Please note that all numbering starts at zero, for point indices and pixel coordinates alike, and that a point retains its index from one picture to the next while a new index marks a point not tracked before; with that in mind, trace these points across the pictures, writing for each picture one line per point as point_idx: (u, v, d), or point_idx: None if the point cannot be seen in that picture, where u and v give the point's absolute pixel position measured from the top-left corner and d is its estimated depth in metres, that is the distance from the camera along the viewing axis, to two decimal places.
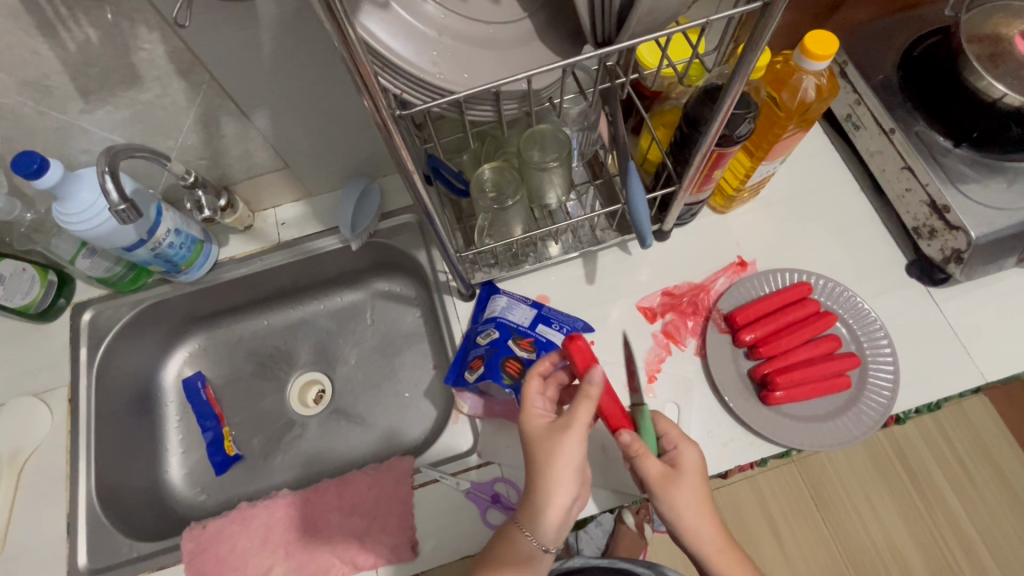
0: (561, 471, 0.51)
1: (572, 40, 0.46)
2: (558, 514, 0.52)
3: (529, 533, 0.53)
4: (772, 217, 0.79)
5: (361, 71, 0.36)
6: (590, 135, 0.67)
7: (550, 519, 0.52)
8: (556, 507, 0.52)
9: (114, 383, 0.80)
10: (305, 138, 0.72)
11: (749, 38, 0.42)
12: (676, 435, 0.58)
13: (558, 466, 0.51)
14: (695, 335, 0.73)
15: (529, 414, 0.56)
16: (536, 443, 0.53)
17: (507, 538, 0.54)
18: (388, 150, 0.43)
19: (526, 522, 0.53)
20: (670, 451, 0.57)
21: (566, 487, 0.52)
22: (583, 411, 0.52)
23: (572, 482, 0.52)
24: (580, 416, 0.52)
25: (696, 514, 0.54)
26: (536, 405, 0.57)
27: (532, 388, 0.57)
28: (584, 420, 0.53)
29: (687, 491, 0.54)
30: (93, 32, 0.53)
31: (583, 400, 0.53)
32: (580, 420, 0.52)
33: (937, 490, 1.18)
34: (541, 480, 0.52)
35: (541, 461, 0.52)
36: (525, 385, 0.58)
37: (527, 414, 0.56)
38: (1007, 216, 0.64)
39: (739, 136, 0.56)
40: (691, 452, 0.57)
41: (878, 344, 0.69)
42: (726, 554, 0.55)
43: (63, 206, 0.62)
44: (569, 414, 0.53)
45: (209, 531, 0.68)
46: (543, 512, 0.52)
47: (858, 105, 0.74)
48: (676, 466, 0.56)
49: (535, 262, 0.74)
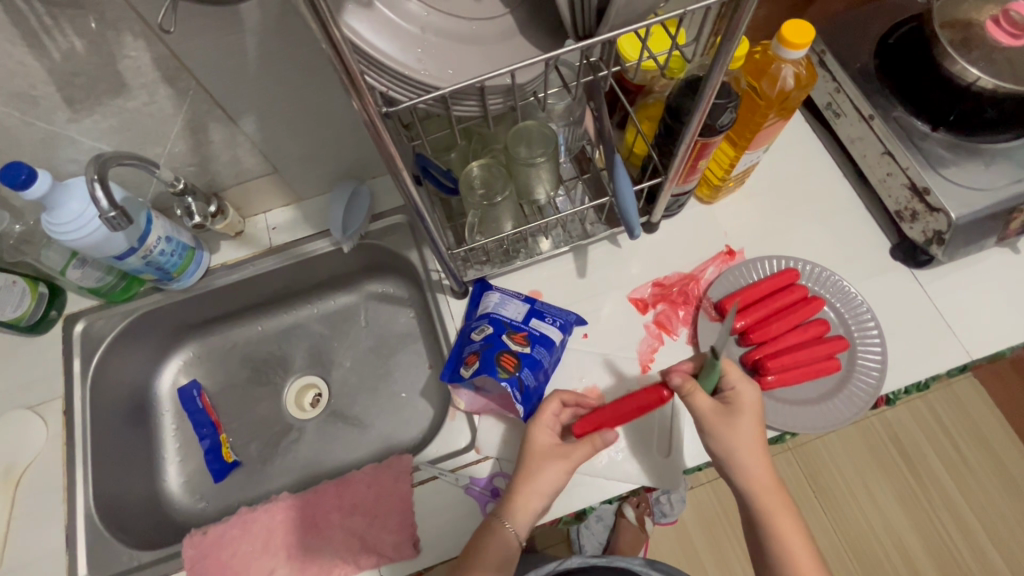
0: (543, 486, 0.58)
1: (554, 34, 0.46)
2: (533, 515, 0.57)
3: (501, 527, 0.57)
4: (758, 206, 0.80)
5: (348, 71, 0.36)
6: (576, 130, 0.69)
7: (525, 516, 0.57)
8: (531, 509, 0.57)
9: (108, 394, 0.80)
10: (293, 141, 0.73)
11: (725, 30, 0.43)
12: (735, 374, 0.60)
13: (546, 480, 0.58)
14: (687, 325, 0.73)
15: (534, 430, 0.61)
16: (537, 451, 0.59)
17: (483, 532, 0.57)
18: (377, 148, 0.44)
19: (502, 516, 0.57)
20: (728, 391, 0.60)
21: (541, 490, 0.58)
22: (583, 453, 0.59)
23: (548, 491, 0.58)
24: (579, 454, 0.59)
25: (748, 451, 0.57)
26: (549, 426, 0.62)
27: (551, 407, 0.62)
28: (580, 459, 0.59)
29: (740, 428, 0.57)
30: (79, 41, 0.53)
31: (587, 445, 0.60)
32: (577, 457, 0.59)
33: (934, 475, 1.19)
34: (526, 480, 0.58)
35: (535, 468, 0.58)
36: (544, 402, 0.63)
37: (534, 425, 0.61)
38: (986, 197, 0.65)
39: (721, 126, 0.57)
40: (750, 390, 0.59)
41: (865, 326, 0.70)
42: (772, 489, 0.57)
43: (52, 216, 0.62)
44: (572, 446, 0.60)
45: (209, 537, 0.68)
46: (522, 511, 0.57)
47: (837, 93, 0.76)
48: (732, 406, 0.58)
49: (526, 257, 0.75)
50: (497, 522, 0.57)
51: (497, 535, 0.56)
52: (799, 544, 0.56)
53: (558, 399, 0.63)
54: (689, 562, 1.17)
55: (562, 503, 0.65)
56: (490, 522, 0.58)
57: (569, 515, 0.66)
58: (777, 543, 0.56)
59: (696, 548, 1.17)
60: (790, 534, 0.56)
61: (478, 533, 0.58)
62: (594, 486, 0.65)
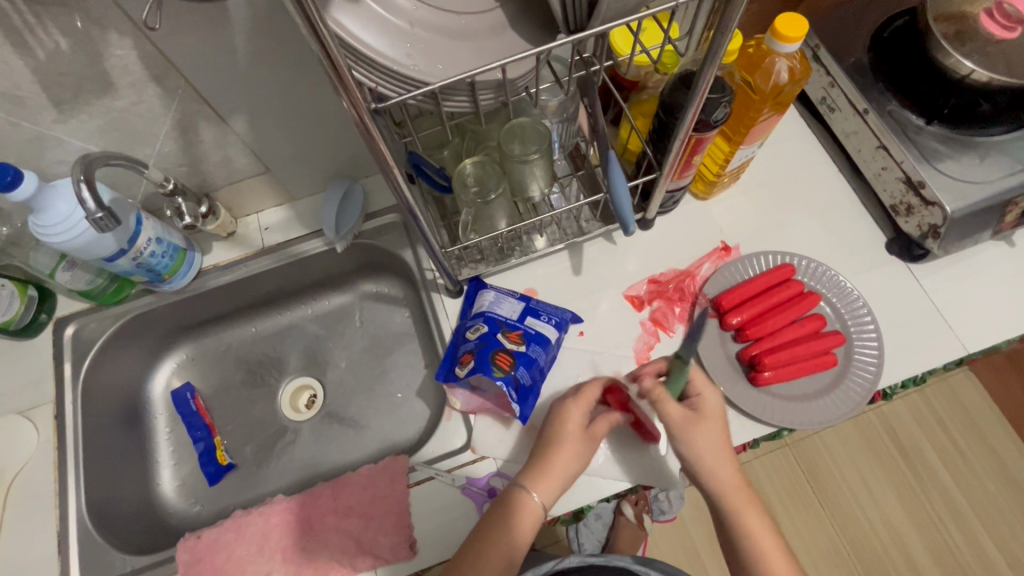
0: (571, 463, 0.58)
1: (546, 28, 0.45)
2: (557, 493, 0.58)
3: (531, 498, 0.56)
4: (754, 202, 0.80)
5: (335, 67, 0.36)
6: (569, 127, 0.68)
7: (554, 488, 0.57)
8: (559, 484, 0.58)
9: (100, 398, 0.79)
10: (284, 140, 0.72)
11: (716, 24, 0.43)
12: (700, 380, 0.61)
13: (572, 459, 0.59)
14: (683, 321, 0.73)
15: (569, 407, 0.61)
16: (571, 425, 0.60)
17: (508, 500, 0.57)
18: (367, 146, 0.43)
19: (530, 485, 0.57)
20: (694, 397, 0.60)
21: (568, 463, 0.58)
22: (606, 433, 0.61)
23: (577, 466, 0.59)
24: (604, 435, 0.61)
25: (715, 456, 0.57)
26: (584, 406, 0.62)
27: (593, 390, 0.62)
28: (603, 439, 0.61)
29: (705, 433, 0.57)
30: (64, 40, 0.53)
31: (607, 423, 0.61)
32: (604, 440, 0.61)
33: (932, 469, 1.19)
34: (557, 453, 0.58)
35: (566, 446, 0.59)
36: (586, 386, 0.62)
37: (572, 406, 0.61)
38: (981, 190, 0.65)
39: (715, 121, 0.57)
40: (715, 396, 0.60)
41: (861, 320, 0.70)
42: (743, 495, 0.56)
43: (40, 218, 0.62)
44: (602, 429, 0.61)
45: (203, 541, 0.68)
46: (550, 484, 0.57)
47: (832, 87, 0.75)
48: (698, 411, 0.59)
49: (520, 256, 0.74)
50: (524, 490, 0.57)
51: (522, 504, 0.56)
52: (772, 549, 0.55)
53: (599, 383, 0.63)
54: (688, 559, 1.16)
55: (560, 503, 0.65)
56: (514, 491, 0.57)
57: (567, 514, 0.65)
58: (752, 549, 0.55)
59: (695, 545, 1.17)
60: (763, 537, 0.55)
61: (501, 501, 0.57)
62: (592, 485, 0.65)
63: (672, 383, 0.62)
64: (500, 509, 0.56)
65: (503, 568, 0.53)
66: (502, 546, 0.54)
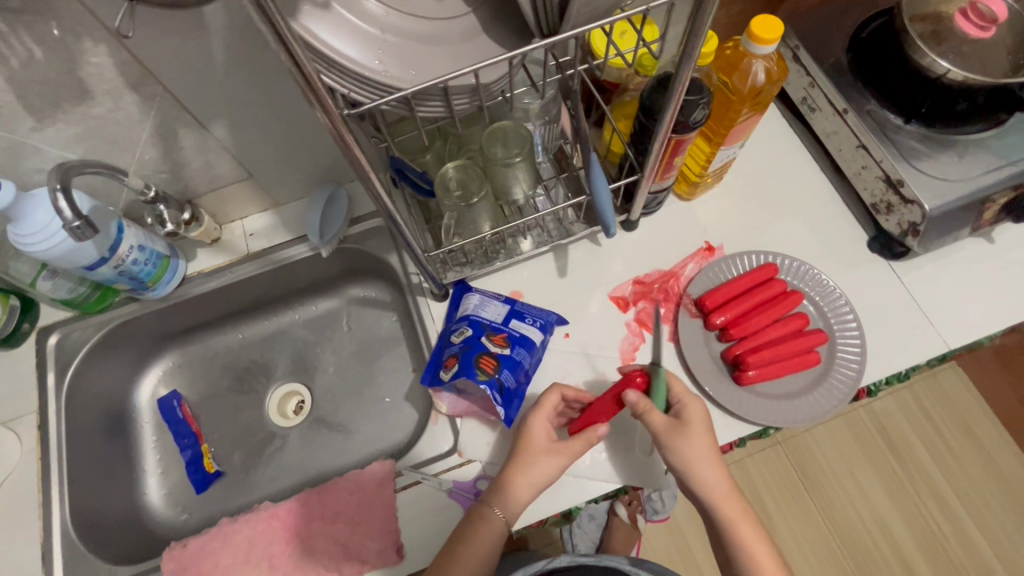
0: (536, 476, 0.58)
1: (519, 32, 0.46)
2: (523, 505, 0.58)
3: (495, 512, 0.57)
4: (737, 201, 0.80)
5: (304, 74, 0.36)
6: (552, 129, 0.69)
7: (517, 502, 0.57)
8: (524, 495, 0.58)
9: (85, 408, 0.79)
10: (266, 146, 0.72)
11: (689, 27, 0.43)
12: (682, 389, 0.61)
13: (535, 472, 0.58)
14: (668, 322, 0.73)
15: (532, 420, 0.61)
16: (531, 439, 0.60)
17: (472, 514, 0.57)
18: (342, 152, 0.43)
19: (492, 500, 0.58)
20: (676, 405, 0.60)
21: (536, 478, 0.58)
22: (576, 447, 0.59)
23: (541, 479, 0.58)
24: (573, 448, 0.59)
25: (704, 463, 0.57)
26: (548, 420, 0.61)
27: (549, 400, 0.62)
28: (573, 453, 0.59)
29: (692, 441, 0.57)
30: (38, 49, 0.52)
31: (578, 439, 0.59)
32: (572, 452, 0.59)
33: (918, 461, 1.21)
34: (519, 466, 0.58)
35: (528, 461, 0.58)
36: (544, 395, 0.62)
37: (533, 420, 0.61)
38: (958, 187, 0.66)
39: (694, 122, 0.57)
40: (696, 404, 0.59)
41: (844, 319, 0.71)
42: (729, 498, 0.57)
43: (19, 228, 0.61)
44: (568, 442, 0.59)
45: (189, 549, 0.68)
46: (513, 498, 0.57)
47: (812, 87, 0.76)
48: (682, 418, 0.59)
49: (506, 258, 0.75)
50: (487, 506, 0.57)
51: (485, 519, 0.57)
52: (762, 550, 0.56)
53: (558, 392, 0.62)
54: (680, 558, 1.17)
55: (546, 505, 0.65)
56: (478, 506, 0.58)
57: (556, 516, 0.66)
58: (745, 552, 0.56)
59: (688, 544, 1.18)
60: (750, 538, 0.56)
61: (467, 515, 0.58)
62: (579, 486, 0.65)
63: (656, 396, 0.60)
64: (464, 525, 0.57)
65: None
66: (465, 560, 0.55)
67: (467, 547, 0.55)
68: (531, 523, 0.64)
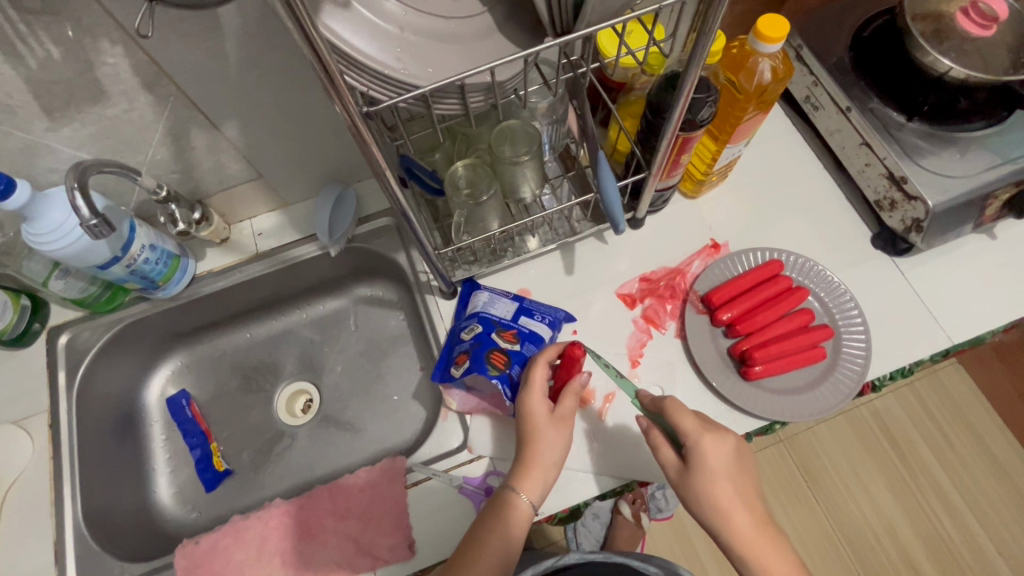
0: (550, 448, 0.59)
1: (533, 31, 0.46)
2: (544, 485, 0.58)
3: (521, 494, 0.57)
4: (741, 199, 0.81)
5: (328, 71, 0.36)
6: (559, 129, 0.70)
7: (539, 483, 0.58)
8: (543, 472, 0.58)
9: (95, 407, 0.79)
10: (276, 146, 0.73)
11: (699, 26, 0.44)
12: (690, 427, 0.56)
13: (547, 444, 0.59)
14: (675, 318, 0.74)
15: (531, 395, 0.61)
16: (536, 417, 0.60)
17: (498, 501, 0.58)
18: (360, 149, 0.44)
19: (516, 485, 0.58)
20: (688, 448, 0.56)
21: (552, 451, 0.59)
22: (569, 404, 0.61)
23: (558, 451, 0.59)
24: (568, 408, 0.61)
25: (725, 505, 0.54)
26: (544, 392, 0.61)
27: (538, 372, 0.62)
28: (570, 411, 0.61)
29: (710, 484, 0.55)
30: (56, 49, 0.53)
31: (572, 396, 0.61)
32: (569, 412, 0.61)
33: (923, 462, 1.21)
34: (535, 447, 0.59)
35: (538, 439, 0.59)
36: (531, 374, 0.62)
37: (527, 399, 0.61)
38: (962, 183, 0.67)
39: (701, 120, 0.58)
40: (712, 443, 0.55)
41: (849, 315, 0.71)
42: (763, 542, 0.54)
43: (34, 227, 0.62)
44: (563, 407, 0.61)
45: (201, 546, 0.68)
46: (532, 475, 0.58)
47: (815, 86, 0.77)
48: (695, 462, 0.55)
49: (514, 256, 0.75)
50: (511, 492, 0.58)
51: (512, 506, 0.57)
52: None
53: (545, 362, 0.62)
54: (685, 556, 1.17)
55: (555, 500, 0.65)
56: (501, 494, 0.58)
57: (565, 512, 0.66)
58: None
59: (692, 542, 1.18)
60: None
61: (490, 506, 0.58)
62: (588, 481, 0.66)
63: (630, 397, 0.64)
64: (490, 516, 0.57)
65: (497, 568, 0.54)
66: (491, 550, 0.54)
67: (495, 531, 0.55)
68: (540, 518, 0.65)
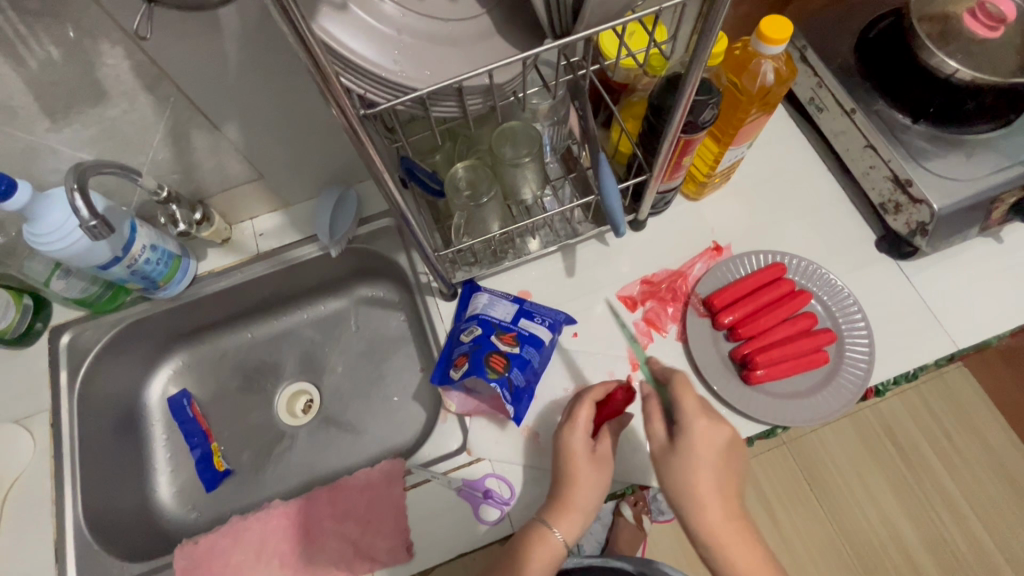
0: (591, 490, 0.58)
1: (532, 34, 0.46)
2: (581, 525, 0.58)
3: (557, 530, 0.57)
4: (743, 201, 0.81)
5: (323, 74, 0.36)
6: (560, 130, 0.69)
7: (577, 523, 0.58)
8: (581, 510, 0.58)
9: (96, 407, 0.79)
10: (277, 146, 0.72)
11: (701, 27, 0.44)
12: (689, 406, 0.57)
13: (587, 486, 0.58)
14: (676, 321, 0.74)
15: (574, 436, 0.60)
16: (578, 457, 0.59)
17: (530, 536, 0.57)
18: (357, 151, 0.44)
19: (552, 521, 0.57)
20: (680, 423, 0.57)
21: (593, 492, 0.58)
22: (607, 444, 0.61)
23: (599, 490, 0.59)
24: (607, 448, 0.61)
25: (701, 487, 0.54)
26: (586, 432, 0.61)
27: (583, 414, 0.60)
28: (608, 450, 0.61)
29: (692, 463, 0.55)
30: (55, 50, 0.53)
31: (609, 436, 0.62)
32: (607, 451, 0.61)
33: (929, 467, 1.19)
34: (576, 486, 0.58)
35: (579, 479, 0.58)
36: (577, 414, 0.60)
37: (570, 440, 0.60)
38: (967, 187, 0.66)
39: (704, 122, 0.58)
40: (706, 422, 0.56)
41: (852, 318, 0.71)
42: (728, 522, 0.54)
43: (35, 228, 0.62)
44: (602, 448, 0.61)
45: (201, 546, 0.69)
46: (569, 513, 0.57)
47: (819, 88, 0.76)
48: (683, 438, 0.56)
49: (514, 258, 0.75)
50: (547, 528, 0.57)
51: (548, 545, 0.56)
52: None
53: (592, 403, 0.61)
54: (687, 559, 1.16)
55: None
56: (536, 529, 0.57)
57: None
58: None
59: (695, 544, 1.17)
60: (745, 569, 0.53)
61: (522, 538, 0.58)
62: None
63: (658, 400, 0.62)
64: (521, 547, 0.57)
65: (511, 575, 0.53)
66: None
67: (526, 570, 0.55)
68: None
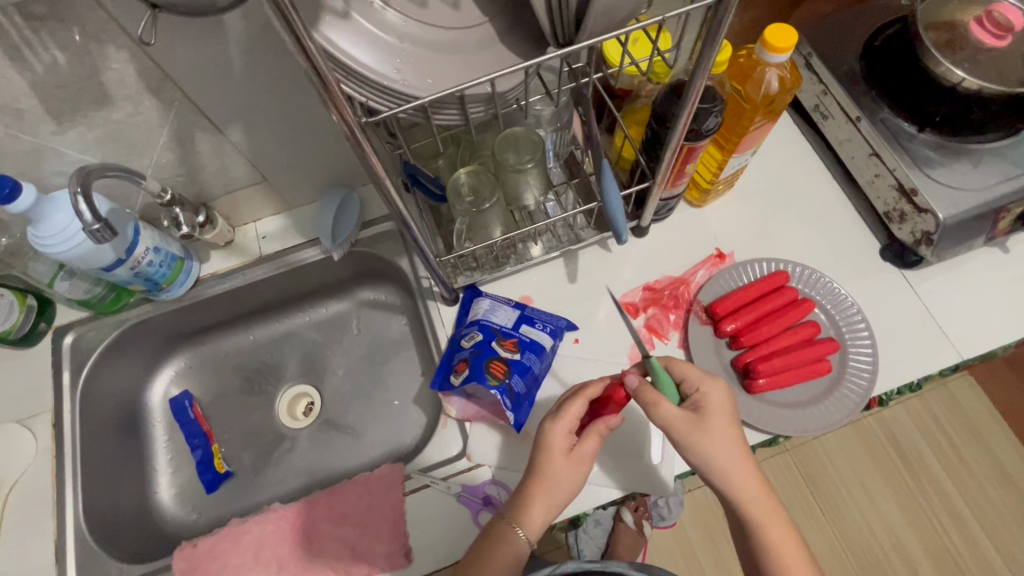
0: (557, 489, 0.55)
1: (535, 42, 0.46)
2: (543, 523, 0.55)
3: (518, 526, 0.54)
4: (747, 208, 0.80)
5: (324, 82, 0.36)
6: (564, 135, 0.70)
7: (541, 518, 0.55)
8: (544, 507, 0.55)
9: (98, 407, 0.79)
10: (280, 149, 0.73)
11: (706, 34, 0.43)
12: (697, 377, 0.56)
13: (553, 483, 0.55)
14: (678, 329, 0.73)
15: (554, 428, 0.57)
16: (554, 453, 0.56)
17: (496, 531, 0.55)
18: (357, 158, 0.44)
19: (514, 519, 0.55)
20: (692, 395, 0.56)
21: (559, 491, 0.55)
22: (588, 444, 0.56)
23: (567, 490, 0.56)
24: (585, 449, 0.56)
25: (728, 459, 0.53)
26: (572, 425, 0.57)
27: (572, 405, 0.57)
28: (588, 451, 0.56)
29: (716, 436, 0.53)
30: (61, 54, 0.53)
31: (595, 436, 0.56)
32: (587, 452, 0.56)
33: (933, 476, 1.19)
34: (544, 481, 0.55)
35: (547, 475, 0.55)
36: (566, 404, 0.58)
37: (550, 430, 0.57)
38: (972, 196, 0.65)
39: (707, 130, 0.57)
40: (716, 390, 0.55)
41: (856, 328, 0.70)
42: (775, 522, 0.53)
43: (39, 229, 0.63)
44: (581, 447, 0.56)
45: (200, 549, 0.69)
46: (531, 509, 0.55)
47: (824, 95, 0.76)
48: (702, 409, 0.54)
49: (516, 263, 0.75)
50: (510, 526, 0.55)
51: (509, 542, 0.54)
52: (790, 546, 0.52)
53: (585, 397, 0.58)
54: (687, 566, 1.16)
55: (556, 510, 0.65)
56: (499, 525, 0.55)
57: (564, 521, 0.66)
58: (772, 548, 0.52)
59: (695, 551, 1.17)
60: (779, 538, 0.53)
61: (488, 533, 0.55)
62: (588, 493, 0.65)
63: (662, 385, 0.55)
64: (485, 544, 0.55)
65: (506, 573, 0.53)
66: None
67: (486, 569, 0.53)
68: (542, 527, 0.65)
